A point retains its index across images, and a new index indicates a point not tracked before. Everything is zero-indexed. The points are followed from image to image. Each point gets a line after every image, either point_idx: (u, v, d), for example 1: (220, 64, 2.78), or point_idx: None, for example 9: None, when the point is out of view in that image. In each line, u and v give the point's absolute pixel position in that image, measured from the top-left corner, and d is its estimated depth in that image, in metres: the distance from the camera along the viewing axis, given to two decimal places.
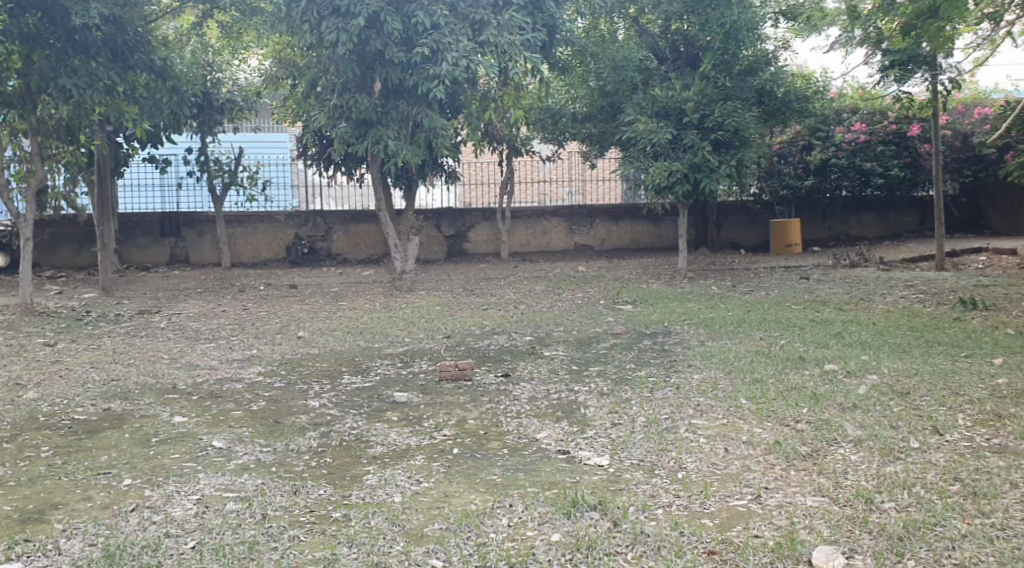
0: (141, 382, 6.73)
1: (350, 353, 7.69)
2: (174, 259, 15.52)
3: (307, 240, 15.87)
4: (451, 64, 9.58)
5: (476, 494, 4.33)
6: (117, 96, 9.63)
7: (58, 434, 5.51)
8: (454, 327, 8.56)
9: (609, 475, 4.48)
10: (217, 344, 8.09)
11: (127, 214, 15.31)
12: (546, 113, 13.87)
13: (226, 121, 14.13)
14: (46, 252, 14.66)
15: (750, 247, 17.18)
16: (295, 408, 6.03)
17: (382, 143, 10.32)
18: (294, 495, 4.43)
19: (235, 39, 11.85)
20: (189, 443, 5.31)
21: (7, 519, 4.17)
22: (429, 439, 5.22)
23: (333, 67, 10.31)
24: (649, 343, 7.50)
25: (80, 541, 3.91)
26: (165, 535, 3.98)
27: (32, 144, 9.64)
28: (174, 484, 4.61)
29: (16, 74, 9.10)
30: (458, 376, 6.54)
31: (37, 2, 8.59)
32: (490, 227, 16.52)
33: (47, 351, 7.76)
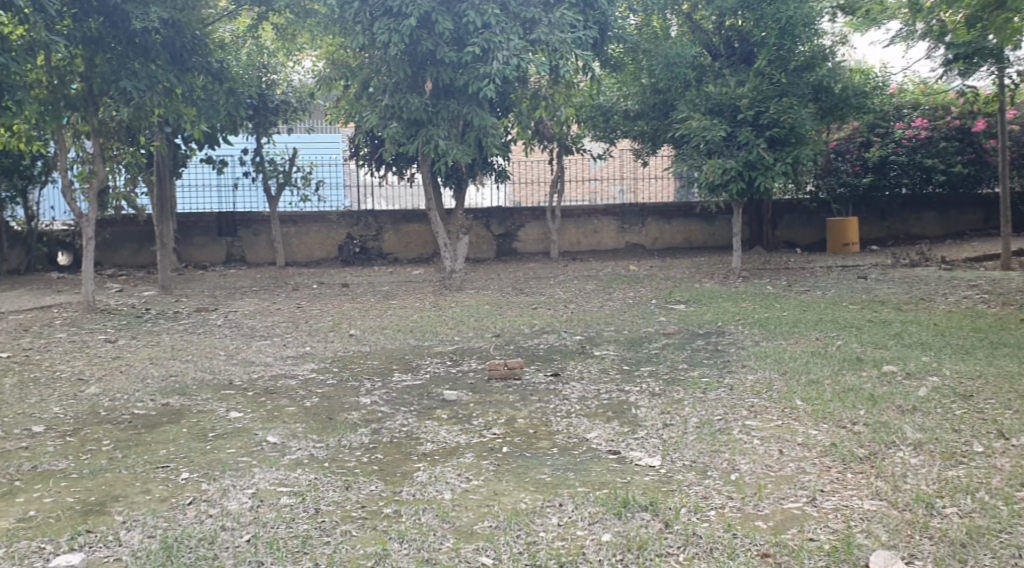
0: (199, 378, 6.88)
1: (401, 351, 7.74)
2: (231, 258, 15.82)
3: (358, 239, 16.03)
4: (502, 63, 9.58)
5: (526, 493, 4.31)
6: (177, 98, 9.85)
7: (119, 428, 5.65)
8: (504, 326, 8.55)
9: (661, 476, 4.43)
10: (271, 342, 8.22)
11: (185, 214, 15.65)
12: (597, 111, 13.80)
13: (281, 122, 14.38)
14: (108, 251, 15.07)
15: (805, 246, 16.86)
16: (347, 404, 6.09)
17: (433, 142, 10.40)
18: (346, 490, 4.47)
19: (290, 41, 12.03)
20: (244, 438, 5.40)
21: (70, 510, 4.29)
22: (479, 437, 5.22)
23: (385, 68, 10.41)
24: (701, 343, 7.40)
25: (139, 533, 4.00)
26: (221, 528, 4.04)
27: (94, 145, 9.91)
28: (231, 478, 4.69)
29: (79, 77, 9.35)
30: (508, 374, 6.54)
31: (99, 7, 8.78)
32: (541, 226, 16.50)
33: (108, 347, 7.96)
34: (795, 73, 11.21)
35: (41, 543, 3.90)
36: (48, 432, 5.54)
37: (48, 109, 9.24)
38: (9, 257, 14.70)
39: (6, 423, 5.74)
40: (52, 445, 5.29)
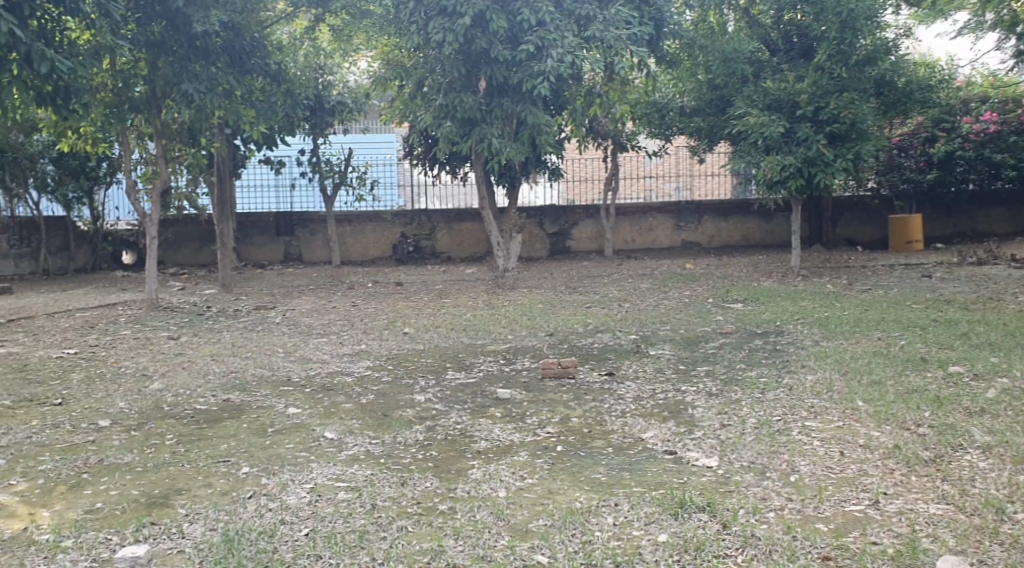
0: (258, 375, 7.01)
1: (455, 349, 7.77)
2: (288, 257, 16.11)
3: (412, 238, 16.16)
4: (556, 60, 9.54)
5: (581, 492, 4.28)
6: (236, 100, 10.04)
7: (181, 422, 5.79)
8: (558, 325, 8.53)
9: (718, 476, 4.36)
10: (328, 339, 8.34)
11: (244, 214, 15.97)
12: (652, 108, 13.66)
13: (337, 122, 14.61)
14: (170, 249, 15.46)
15: (867, 243, 16.50)
16: (402, 402, 6.14)
17: (487, 141, 10.42)
18: (401, 487, 4.50)
19: (347, 41, 12.19)
20: (303, 434, 5.48)
21: (136, 502, 4.41)
22: (533, 436, 5.21)
23: (440, 68, 10.47)
24: (759, 342, 7.27)
25: (201, 526, 4.08)
26: (280, 522, 4.10)
27: (157, 147, 10.17)
28: (289, 472, 4.77)
29: (143, 79, 9.58)
30: (562, 373, 6.52)
31: (162, 11, 8.96)
32: (594, 225, 16.43)
33: (171, 344, 8.16)
34: (857, 67, 10.95)
35: (107, 534, 4.01)
36: (114, 426, 5.71)
37: (113, 111, 9.49)
38: (75, 256, 15.26)
39: (74, 417, 5.92)
40: (118, 438, 5.44)
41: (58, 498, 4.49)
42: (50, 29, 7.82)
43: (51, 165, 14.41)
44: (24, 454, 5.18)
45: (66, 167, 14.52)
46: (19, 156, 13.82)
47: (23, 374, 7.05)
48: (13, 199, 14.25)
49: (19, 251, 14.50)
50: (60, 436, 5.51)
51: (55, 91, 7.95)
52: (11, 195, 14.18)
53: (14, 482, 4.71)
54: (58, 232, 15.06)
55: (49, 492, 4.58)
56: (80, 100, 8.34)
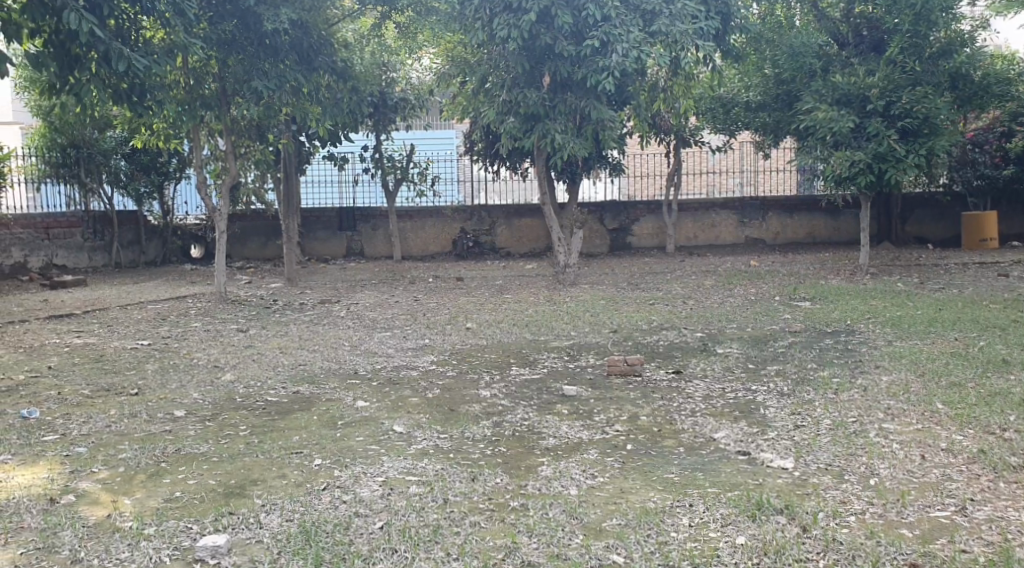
0: (327, 368, 7.12)
1: (518, 345, 7.77)
2: (350, 252, 16.33)
3: (472, 234, 16.28)
4: (621, 56, 9.47)
5: (654, 492, 4.25)
6: (303, 97, 10.20)
7: (253, 414, 5.90)
8: (621, 321, 8.48)
9: (795, 479, 4.28)
10: (392, 333, 8.41)
11: (309, 209, 16.21)
12: (717, 103, 13.49)
13: (399, 119, 14.72)
14: (237, 244, 15.76)
15: (938, 242, 16.08)
16: (468, 397, 6.16)
17: (549, 136, 10.38)
18: (473, 482, 4.52)
19: (411, 39, 12.29)
20: (372, 427, 5.54)
21: (214, 492, 4.51)
22: (602, 434, 5.18)
23: (503, 64, 10.48)
24: (830, 342, 7.10)
25: (278, 517, 4.15)
26: (355, 515, 4.15)
27: (227, 143, 10.39)
28: (361, 465, 4.82)
29: (213, 77, 9.80)
30: (628, 371, 6.48)
31: (233, 10, 9.10)
32: (656, 220, 16.30)
33: (240, 336, 8.33)
34: (930, 61, 10.65)
35: (187, 523, 4.10)
36: (188, 417, 5.84)
37: (185, 108, 9.61)
38: (146, 249, 15.60)
39: (150, 407, 6.08)
40: (193, 429, 5.57)
41: (139, 486, 4.62)
42: (126, 29, 8.04)
43: (124, 161, 14.71)
44: (104, 442, 5.34)
45: (138, 163, 14.84)
46: (93, 152, 14.25)
47: (100, 365, 7.26)
48: (88, 194, 14.58)
49: (94, 244, 14.81)
50: (137, 425, 5.66)
51: (130, 88, 8.18)
52: (86, 190, 14.50)
53: (95, 470, 4.85)
54: (129, 226, 15.39)
55: (130, 480, 4.71)
56: (153, 97, 8.57)
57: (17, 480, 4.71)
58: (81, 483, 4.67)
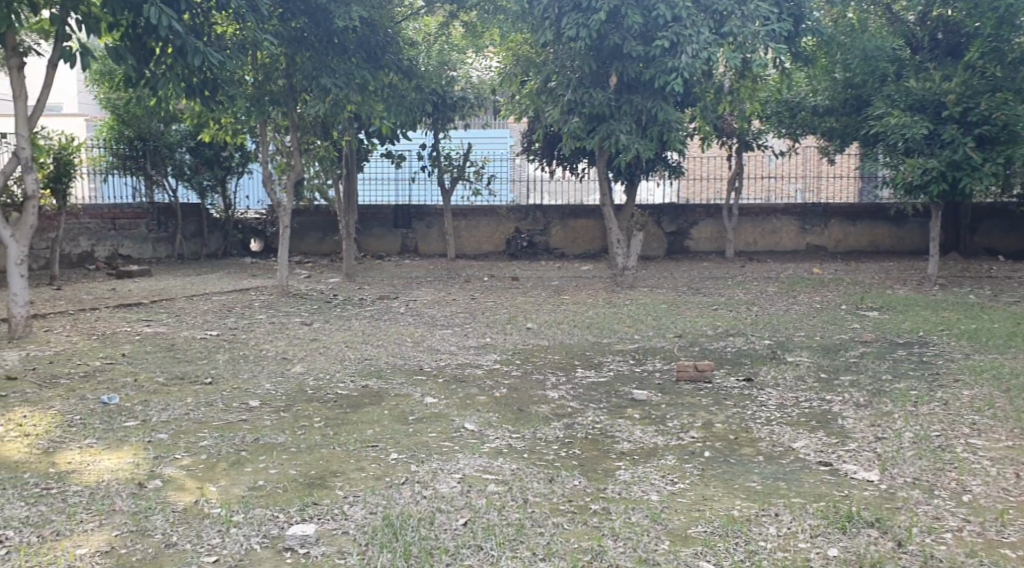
0: (392, 363, 7.17)
1: (581, 347, 7.75)
2: (405, 248, 16.48)
3: (527, 232, 16.36)
4: (691, 56, 9.48)
5: (738, 500, 4.19)
6: (369, 95, 10.36)
7: (325, 406, 5.96)
8: (685, 326, 8.41)
9: (882, 492, 4.20)
10: (453, 331, 8.44)
11: (366, 206, 16.42)
12: (783, 107, 13.26)
13: (458, 117, 14.89)
14: (296, 239, 15.99)
15: (1010, 253, 15.70)
16: (536, 398, 6.14)
17: (614, 137, 10.40)
18: (551, 483, 4.49)
19: (477, 38, 12.33)
20: (444, 423, 5.56)
21: (296, 481, 4.51)
22: (678, 440, 5.14)
23: (570, 63, 10.63)
24: (903, 353, 6.98)
25: (362, 509, 4.13)
26: (438, 511, 4.13)
27: (293, 139, 10.61)
28: (438, 461, 4.83)
29: (282, 73, 10.02)
30: (698, 377, 6.42)
31: (305, 8, 9.24)
32: (714, 224, 16.21)
33: (305, 329, 8.44)
34: (1010, 66, 10.39)
35: (274, 512, 4.08)
36: (263, 407, 5.90)
37: (254, 105, 9.86)
38: (208, 242, 16.01)
39: (225, 396, 6.15)
40: (269, 419, 5.62)
41: (222, 474, 4.60)
42: (202, 23, 8.20)
43: (188, 155, 15.17)
44: (184, 429, 5.39)
45: (201, 157, 15.31)
46: (159, 145, 14.63)
47: (174, 354, 7.38)
48: (153, 185, 14.90)
49: (157, 236, 15.11)
50: (215, 413, 5.73)
51: (203, 83, 8.33)
52: (151, 182, 14.84)
53: (179, 457, 4.86)
54: (192, 219, 15.77)
55: (213, 468, 4.71)
56: (225, 93, 8.70)
57: (103, 464, 4.72)
58: (166, 469, 4.66)
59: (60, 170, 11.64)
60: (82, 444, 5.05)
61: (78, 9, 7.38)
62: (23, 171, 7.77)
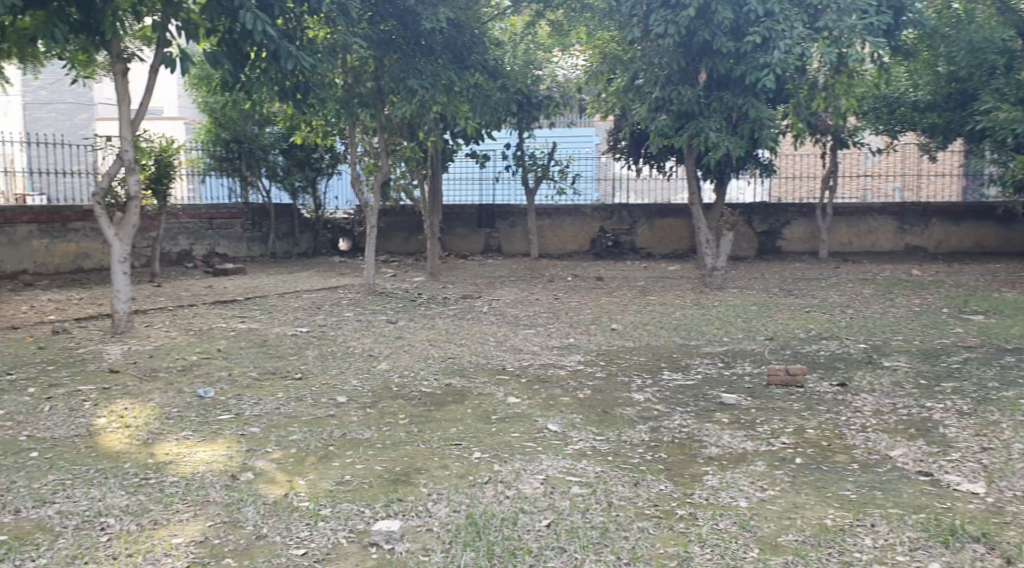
0: (476, 362, 7.21)
1: (668, 349, 7.62)
2: (489, 248, 16.59)
3: (612, 232, 16.24)
4: (784, 52, 9.22)
5: (831, 509, 4.04)
6: (455, 96, 10.46)
7: (411, 403, 6.03)
8: (776, 329, 8.18)
9: (988, 505, 3.98)
10: (537, 331, 8.42)
11: (451, 206, 16.57)
12: (881, 102, 12.74)
13: (543, 117, 14.96)
14: (383, 238, 16.28)
15: None
16: (621, 399, 6.07)
17: (703, 135, 10.21)
18: (636, 487, 4.42)
19: (564, 37, 12.32)
20: (527, 423, 5.55)
21: (381, 477, 4.57)
22: (768, 445, 4.99)
23: (658, 60, 10.32)
24: (1011, 360, 6.62)
25: (446, 507, 4.15)
26: (521, 511, 4.12)
27: (380, 141, 10.77)
28: (522, 461, 4.82)
29: (371, 75, 10.16)
30: (790, 381, 6.22)
31: (393, 11, 9.47)
32: (807, 224, 15.76)
33: (391, 327, 8.57)
34: None
35: (360, 507, 4.14)
36: (350, 403, 6.01)
37: (344, 106, 10.07)
38: (299, 241, 16.47)
39: (314, 391, 6.30)
40: (356, 415, 5.72)
41: (311, 468, 4.71)
42: (295, 28, 8.42)
43: (281, 157, 15.50)
44: (275, 423, 5.53)
45: (294, 158, 15.61)
46: (254, 147, 15.07)
47: (266, 350, 7.60)
48: (248, 186, 15.38)
49: (252, 235, 15.63)
50: (304, 408, 5.87)
51: (296, 86, 8.57)
52: (246, 183, 15.30)
53: (270, 450, 5.00)
54: (285, 219, 16.25)
55: (302, 462, 4.82)
56: (316, 96, 8.95)
57: (198, 455, 4.89)
58: (258, 461, 4.80)
59: (160, 172, 12.14)
60: (178, 436, 5.24)
61: (178, 15, 7.68)
62: (127, 173, 8.14)
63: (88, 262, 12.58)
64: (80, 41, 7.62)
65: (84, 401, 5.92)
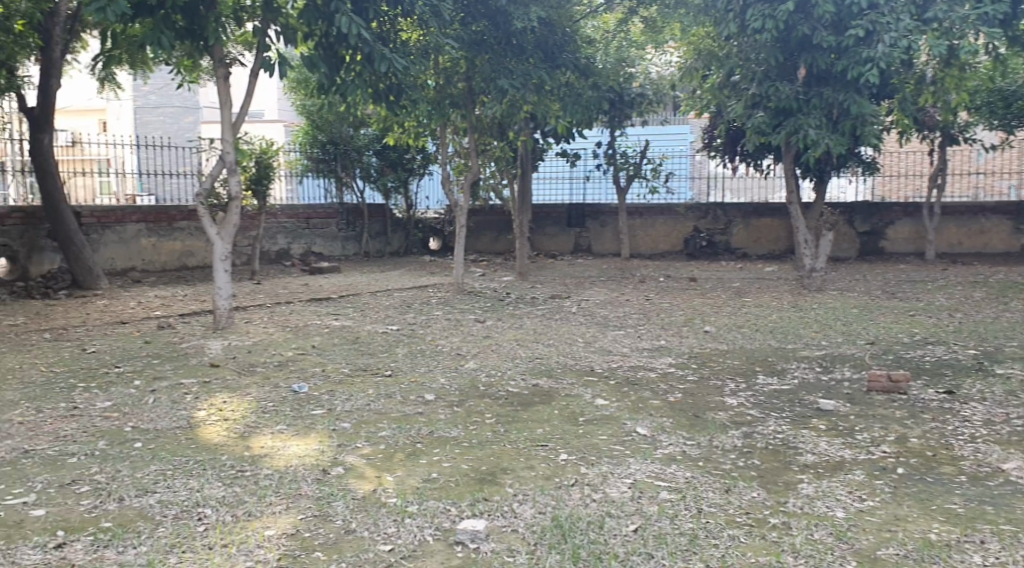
0: (563, 363, 7.16)
1: (763, 352, 7.40)
2: (579, 247, 16.50)
3: (706, 232, 15.92)
4: (889, 45, 8.87)
5: (937, 523, 3.82)
6: (545, 94, 10.45)
7: (498, 403, 6.03)
8: (878, 333, 7.84)
9: None
10: (626, 332, 8.32)
11: (540, 205, 16.56)
12: (995, 95, 12.22)
13: (635, 115, 14.83)
14: (472, 238, 16.41)
15: None
16: (713, 403, 5.91)
17: (802, 132, 9.87)
18: (727, 494, 4.29)
19: (657, 34, 12.14)
20: (615, 426, 5.47)
21: (467, 476, 4.58)
22: (867, 454, 4.77)
23: (755, 56, 10.09)
24: None
25: (532, 508, 4.12)
26: (607, 515, 4.05)
27: (471, 141, 10.83)
28: (609, 464, 4.75)
29: (462, 76, 10.22)
30: (892, 389, 5.93)
31: (485, 11, 9.54)
32: (913, 224, 15.07)
33: (479, 326, 8.62)
34: None
35: (446, 505, 4.16)
36: (438, 401, 6.06)
37: (435, 107, 10.18)
38: (392, 241, 16.77)
39: (403, 388, 6.39)
40: (443, 413, 5.76)
41: (399, 465, 4.76)
42: (388, 30, 8.57)
43: (375, 157, 15.79)
44: (365, 419, 5.62)
45: (387, 159, 15.87)
46: (349, 148, 15.39)
47: (358, 347, 7.75)
48: (342, 186, 15.76)
49: (346, 234, 16.01)
50: (393, 405, 5.95)
51: (388, 88, 8.72)
52: (341, 183, 15.69)
53: (360, 446, 5.08)
54: (378, 218, 16.58)
55: (391, 458, 4.88)
56: (409, 97, 9.08)
57: (291, 449, 5.00)
58: (348, 457, 4.88)
59: (261, 173, 12.55)
60: (274, 429, 5.38)
61: (278, 20, 7.93)
62: (228, 173, 8.43)
63: (193, 260, 13.12)
64: (186, 47, 7.93)
65: (186, 393, 6.16)
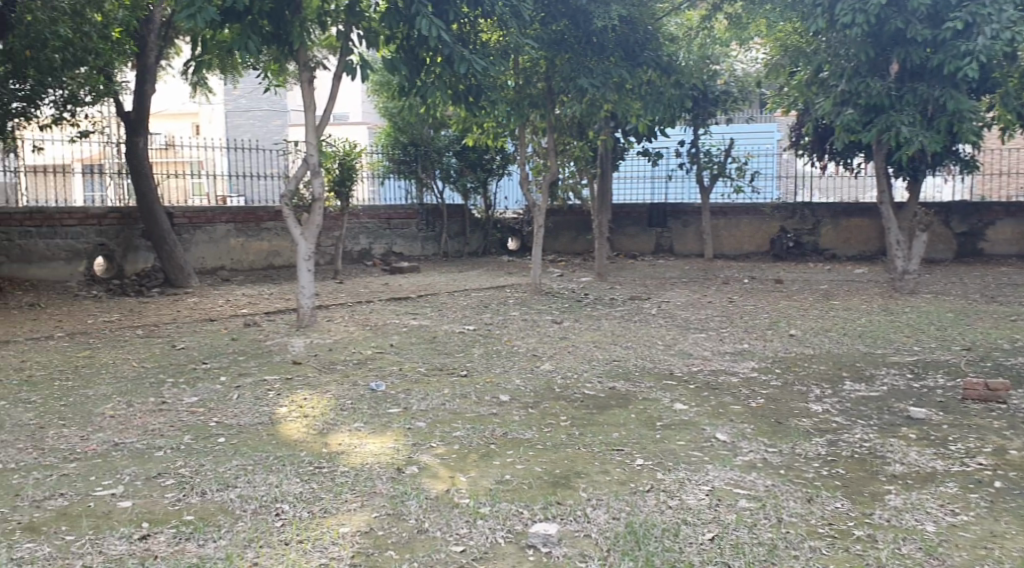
0: (641, 365, 7.06)
1: (851, 357, 7.13)
2: (659, 248, 16.26)
3: (793, 232, 15.46)
4: (990, 38, 8.56)
5: None
6: (626, 93, 10.35)
7: (574, 405, 5.98)
8: (975, 339, 7.46)
9: None
10: (708, 335, 8.15)
11: (620, 205, 16.41)
12: None
13: (720, 112, 14.52)
14: (551, 238, 16.37)
15: None
16: (797, 410, 5.73)
17: (894, 129, 9.48)
18: (809, 503, 4.14)
19: (742, 30, 11.87)
20: (693, 432, 5.35)
21: (541, 478, 4.55)
22: (961, 466, 4.53)
23: (844, 51, 9.79)
24: None
25: (605, 513, 4.06)
26: (683, 522, 3.96)
27: (549, 141, 10.77)
28: (685, 470, 4.65)
29: (542, 76, 10.14)
30: (990, 397, 5.63)
31: (565, 10, 9.50)
32: (1016, 224, 14.37)
33: (556, 327, 8.58)
34: None
35: (519, 507, 4.14)
36: (513, 402, 6.06)
37: (514, 107, 10.18)
38: (470, 241, 16.87)
39: (478, 389, 6.41)
40: (518, 414, 5.75)
41: (473, 465, 4.77)
42: (468, 32, 8.61)
43: (455, 158, 15.89)
44: (441, 419, 5.66)
45: (466, 160, 15.94)
46: (430, 150, 15.57)
47: (435, 346, 7.82)
48: (423, 187, 15.97)
49: (426, 234, 16.19)
50: (469, 405, 5.97)
51: (468, 89, 8.76)
52: (421, 184, 15.90)
53: (434, 445, 5.11)
54: (457, 218, 16.70)
55: (464, 458, 4.89)
56: (488, 98, 9.10)
57: (368, 447, 5.07)
58: (422, 456, 4.92)
59: (344, 174, 12.80)
60: (351, 427, 5.47)
61: (360, 24, 8.10)
62: (311, 175, 8.61)
63: (279, 259, 13.48)
64: (273, 52, 8.15)
65: (269, 390, 6.32)
